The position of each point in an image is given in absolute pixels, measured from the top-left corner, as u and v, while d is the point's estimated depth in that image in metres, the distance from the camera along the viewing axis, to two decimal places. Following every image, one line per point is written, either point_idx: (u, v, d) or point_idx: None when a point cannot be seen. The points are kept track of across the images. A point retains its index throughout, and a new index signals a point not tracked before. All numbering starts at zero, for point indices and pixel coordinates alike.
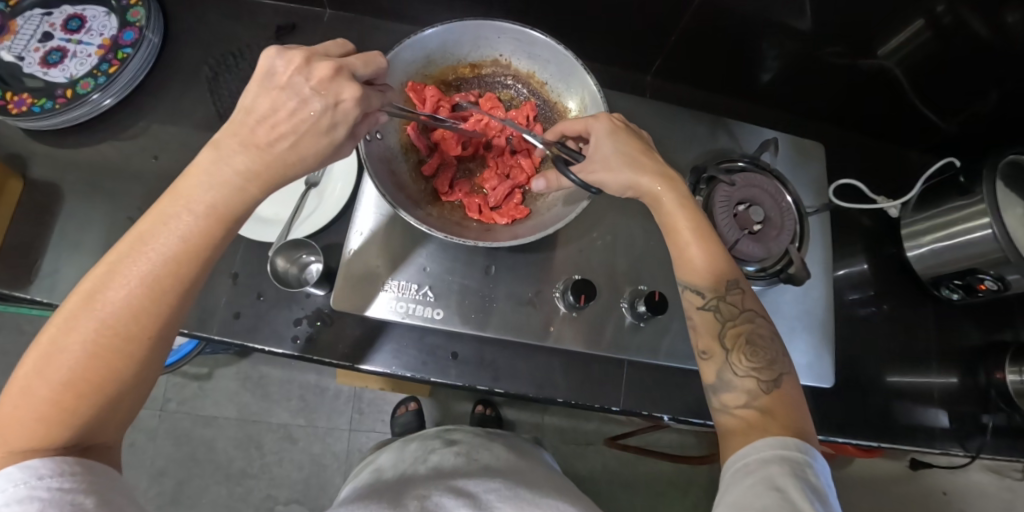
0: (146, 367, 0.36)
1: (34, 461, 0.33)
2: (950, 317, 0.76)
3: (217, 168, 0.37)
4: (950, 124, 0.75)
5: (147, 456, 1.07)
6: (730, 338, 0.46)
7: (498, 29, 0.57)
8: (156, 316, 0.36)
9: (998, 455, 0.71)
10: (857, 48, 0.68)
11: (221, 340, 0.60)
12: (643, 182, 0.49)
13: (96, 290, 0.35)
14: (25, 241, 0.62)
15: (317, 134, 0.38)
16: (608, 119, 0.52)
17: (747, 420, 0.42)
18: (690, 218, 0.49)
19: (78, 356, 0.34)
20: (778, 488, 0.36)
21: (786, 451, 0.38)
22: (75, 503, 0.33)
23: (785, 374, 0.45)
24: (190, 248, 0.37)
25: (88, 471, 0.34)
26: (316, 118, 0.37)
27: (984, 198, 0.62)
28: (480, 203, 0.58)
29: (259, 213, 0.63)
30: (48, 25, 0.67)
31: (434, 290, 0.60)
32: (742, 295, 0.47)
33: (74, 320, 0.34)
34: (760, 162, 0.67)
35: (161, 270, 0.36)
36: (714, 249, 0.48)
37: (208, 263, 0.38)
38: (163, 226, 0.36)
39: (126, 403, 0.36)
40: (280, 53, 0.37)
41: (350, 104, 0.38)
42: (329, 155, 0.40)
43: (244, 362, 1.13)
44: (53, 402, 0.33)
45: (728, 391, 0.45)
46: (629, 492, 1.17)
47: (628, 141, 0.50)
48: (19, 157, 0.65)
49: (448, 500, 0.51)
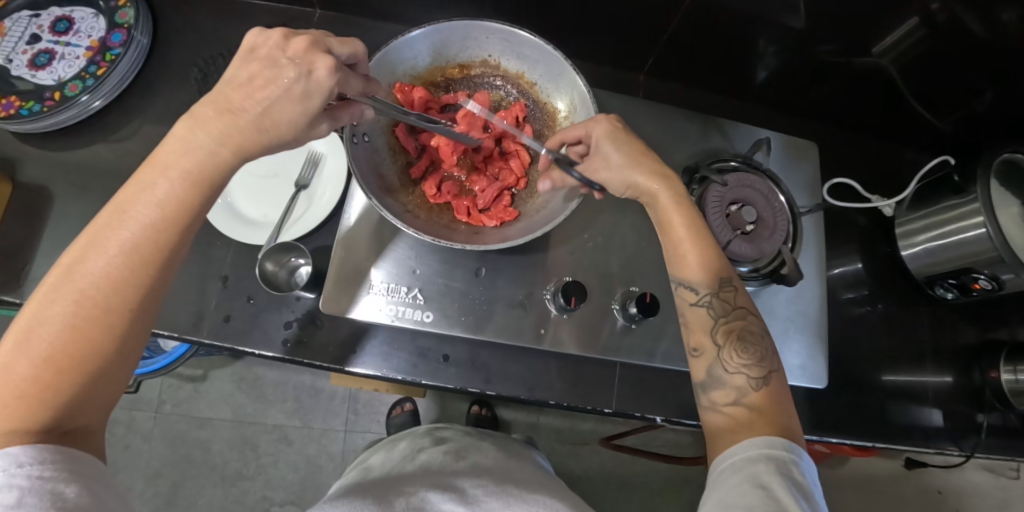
0: (128, 342, 0.36)
1: (12, 448, 0.31)
2: (947, 316, 0.76)
3: (192, 135, 0.37)
4: (945, 123, 0.75)
5: (142, 457, 1.07)
6: (721, 335, 0.46)
7: (487, 28, 0.56)
8: (135, 288, 0.35)
9: (994, 454, 0.71)
10: (851, 46, 0.68)
11: (210, 344, 0.60)
12: (640, 181, 0.49)
13: (78, 258, 0.35)
14: (14, 246, 0.62)
15: (291, 101, 0.38)
16: (607, 121, 0.51)
17: (734, 417, 0.42)
18: (686, 214, 0.48)
19: (57, 331, 0.33)
20: (763, 485, 0.36)
21: (771, 449, 0.38)
22: (55, 493, 0.31)
23: (774, 371, 0.45)
24: (169, 218, 0.36)
25: (69, 460, 0.33)
26: (290, 85, 0.38)
27: (978, 197, 0.62)
28: (469, 205, 0.57)
29: (248, 217, 0.62)
30: (36, 26, 0.67)
31: (423, 293, 0.60)
32: (735, 293, 0.47)
33: (55, 293, 0.34)
34: (753, 161, 0.67)
35: (137, 237, 0.35)
36: (708, 243, 0.48)
37: (187, 234, 0.38)
38: (140, 196, 0.36)
39: (108, 380, 0.35)
40: (261, 33, 0.39)
41: (322, 73, 0.38)
42: (308, 127, 0.40)
43: (239, 363, 1.13)
44: (33, 378, 0.32)
45: (717, 388, 0.44)
46: (624, 493, 1.17)
47: (625, 143, 0.50)
48: (8, 160, 0.65)
49: (435, 496, 0.51)
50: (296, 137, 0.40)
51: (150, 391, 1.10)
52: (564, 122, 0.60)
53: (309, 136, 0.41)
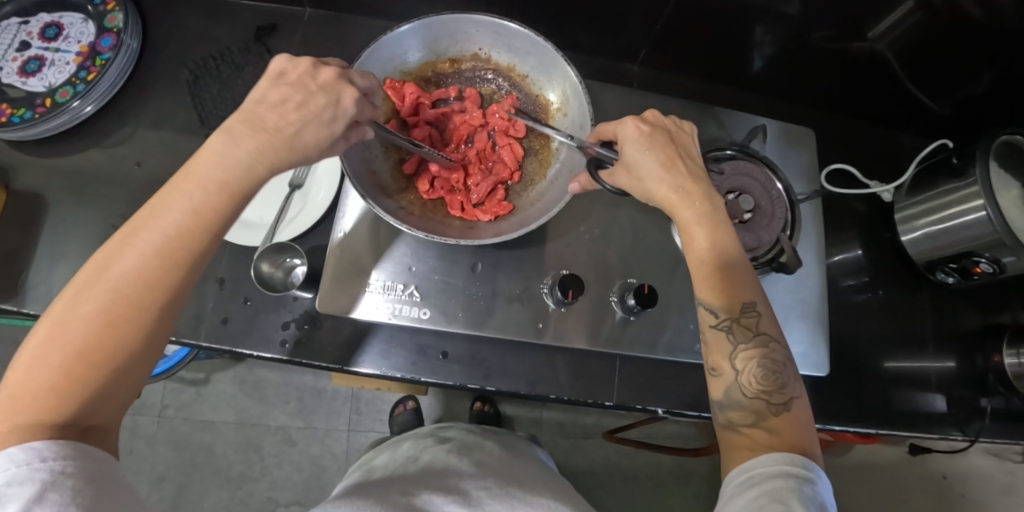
0: (155, 339, 0.36)
1: (36, 442, 0.31)
2: (949, 301, 0.76)
3: (228, 149, 0.37)
4: (943, 106, 0.74)
5: (147, 461, 1.07)
6: (741, 360, 0.44)
7: (476, 22, 0.55)
8: (166, 288, 0.35)
9: (998, 439, 0.70)
10: (847, 32, 0.67)
11: (209, 347, 0.59)
12: (660, 196, 0.47)
13: (112, 254, 0.34)
14: (10, 253, 0.62)
15: (320, 124, 0.39)
16: (635, 124, 0.48)
17: (752, 438, 0.41)
18: (709, 234, 0.47)
19: (89, 326, 0.33)
20: (780, 500, 0.35)
21: (791, 466, 0.37)
22: (74, 490, 0.31)
23: (796, 398, 0.43)
24: (202, 220, 0.36)
25: (87, 457, 0.32)
26: (320, 110, 0.39)
27: (977, 180, 0.61)
28: (463, 200, 0.57)
29: (244, 218, 0.62)
30: (26, 33, 0.66)
31: (420, 290, 0.59)
32: (758, 319, 0.45)
33: (87, 287, 0.34)
34: (749, 149, 0.66)
35: (169, 235, 0.35)
36: (730, 267, 0.46)
37: (217, 236, 0.37)
38: (176, 198, 0.36)
39: (132, 377, 0.35)
40: (289, 60, 0.40)
41: (349, 101, 0.40)
42: (326, 149, 0.41)
43: (241, 366, 1.13)
44: (63, 371, 0.32)
45: (735, 409, 0.43)
46: (629, 486, 1.17)
47: (652, 150, 0.47)
48: (2, 169, 0.64)
49: (437, 499, 0.50)
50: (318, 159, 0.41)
51: (153, 395, 1.10)
52: (557, 114, 0.60)
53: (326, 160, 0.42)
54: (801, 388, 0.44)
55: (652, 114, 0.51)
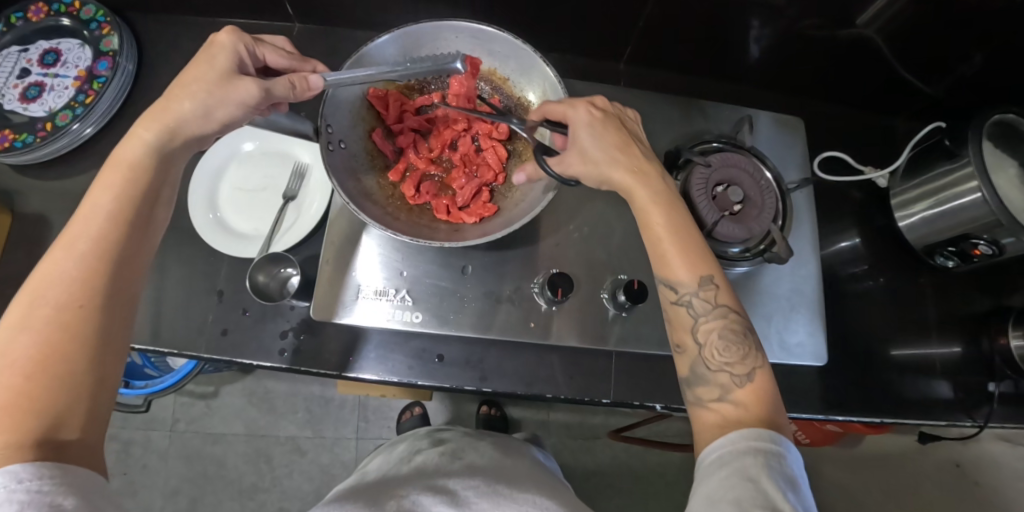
0: (110, 345, 0.35)
1: (12, 465, 0.29)
2: (952, 285, 0.75)
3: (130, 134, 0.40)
4: (936, 88, 0.73)
5: (160, 475, 1.09)
6: (704, 334, 0.45)
7: (454, 27, 0.56)
8: (104, 291, 0.36)
9: (1009, 423, 0.69)
10: (834, 19, 0.66)
11: (210, 358, 0.61)
12: (615, 178, 0.48)
13: (38, 272, 0.35)
14: (17, 274, 0.63)
15: (200, 65, 0.42)
16: (586, 110, 0.50)
17: (720, 413, 0.41)
18: (667, 212, 0.46)
19: (35, 341, 0.33)
20: (751, 478, 0.35)
21: (758, 442, 0.37)
22: (54, 505, 0.29)
23: (759, 367, 0.43)
24: (121, 216, 0.38)
25: (68, 474, 0.31)
26: (200, 55, 0.43)
27: (972, 162, 0.60)
28: (448, 203, 0.58)
29: (239, 230, 0.63)
30: (26, 60, 0.69)
31: (412, 294, 0.60)
32: (716, 291, 0.45)
33: (23, 306, 0.34)
34: (736, 141, 0.66)
35: (91, 235, 0.36)
36: (690, 241, 0.46)
37: (140, 230, 0.39)
38: (92, 203, 0.37)
39: (98, 387, 0.34)
40: None
41: (221, 34, 0.44)
42: (221, 84, 0.42)
43: (249, 378, 1.15)
44: (19, 388, 0.31)
45: (702, 384, 0.44)
46: (639, 485, 1.16)
47: (604, 133, 0.49)
48: (8, 193, 0.66)
49: (426, 498, 0.50)
50: (214, 93, 0.42)
51: (164, 409, 1.12)
52: None
53: (232, 95, 0.43)
54: (765, 357, 0.44)
55: (603, 103, 0.53)
